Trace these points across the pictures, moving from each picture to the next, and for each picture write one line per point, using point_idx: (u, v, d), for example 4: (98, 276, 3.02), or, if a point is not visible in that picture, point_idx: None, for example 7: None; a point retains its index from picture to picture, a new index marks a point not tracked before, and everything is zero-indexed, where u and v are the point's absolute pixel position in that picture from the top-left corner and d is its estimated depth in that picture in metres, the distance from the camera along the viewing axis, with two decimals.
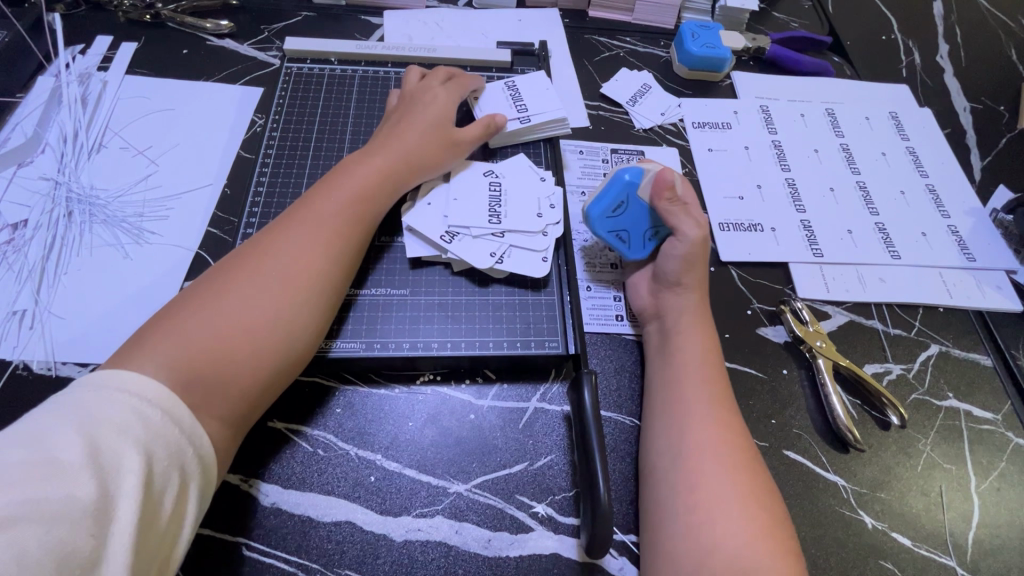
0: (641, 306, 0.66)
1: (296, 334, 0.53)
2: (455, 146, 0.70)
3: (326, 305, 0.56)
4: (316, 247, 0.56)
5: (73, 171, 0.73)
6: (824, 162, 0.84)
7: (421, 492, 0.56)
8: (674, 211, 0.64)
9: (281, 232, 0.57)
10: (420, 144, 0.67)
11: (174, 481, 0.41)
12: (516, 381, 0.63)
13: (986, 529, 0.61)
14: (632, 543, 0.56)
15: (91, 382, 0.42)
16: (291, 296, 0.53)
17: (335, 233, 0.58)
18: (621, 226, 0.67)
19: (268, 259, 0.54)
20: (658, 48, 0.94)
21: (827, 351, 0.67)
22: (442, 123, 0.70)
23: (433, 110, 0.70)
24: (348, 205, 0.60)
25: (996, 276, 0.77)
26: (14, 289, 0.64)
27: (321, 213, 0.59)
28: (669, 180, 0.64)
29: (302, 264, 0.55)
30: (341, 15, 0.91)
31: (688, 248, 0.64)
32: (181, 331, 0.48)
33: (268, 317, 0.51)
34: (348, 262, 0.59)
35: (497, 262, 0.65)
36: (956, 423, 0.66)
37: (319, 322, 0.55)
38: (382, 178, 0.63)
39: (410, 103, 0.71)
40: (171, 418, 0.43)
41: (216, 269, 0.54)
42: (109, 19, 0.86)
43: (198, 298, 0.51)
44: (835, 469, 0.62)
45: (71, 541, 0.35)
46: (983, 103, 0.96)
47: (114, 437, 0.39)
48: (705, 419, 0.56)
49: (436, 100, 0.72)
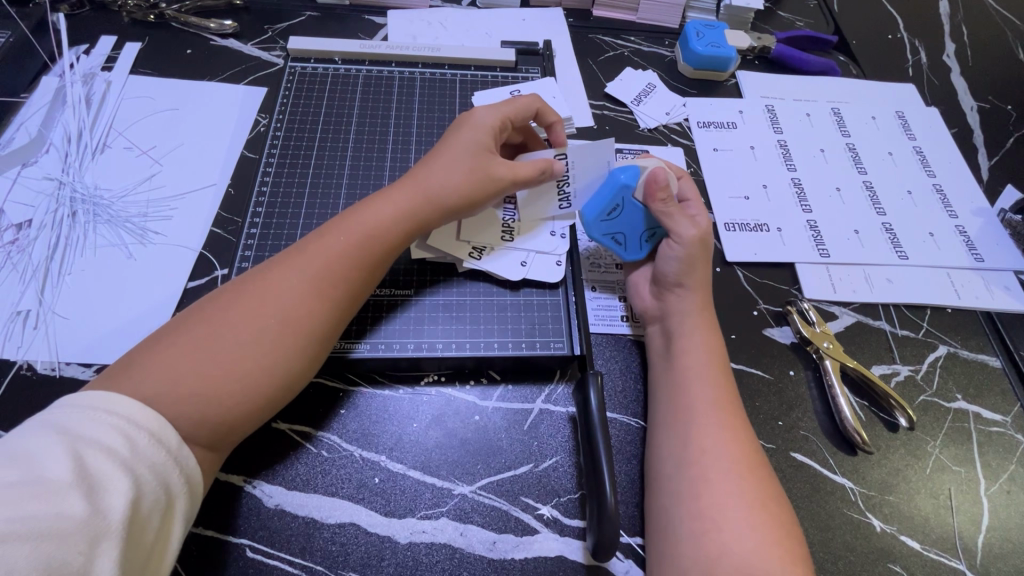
0: (644, 308, 0.66)
1: (287, 379, 0.51)
2: (495, 176, 0.63)
3: (328, 343, 0.54)
4: (319, 290, 0.54)
5: (77, 172, 0.73)
6: (830, 162, 0.84)
7: (425, 494, 0.56)
8: (670, 211, 0.63)
9: (286, 265, 0.54)
10: (446, 175, 0.62)
11: (161, 502, 0.41)
12: (521, 382, 0.63)
13: (996, 532, 0.60)
14: (637, 545, 0.55)
15: (76, 403, 0.42)
16: (283, 337, 0.51)
17: (340, 274, 0.55)
18: (618, 229, 0.66)
19: (268, 296, 0.52)
20: (662, 48, 0.94)
21: (834, 352, 0.66)
22: (479, 155, 0.63)
23: (477, 139, 0.64)
24: (357, 241, 0.57)
25: (1004, 276, 0.76)
26: (18, 290, 0.64)
27: (326, 249, 0.56)
28: (662, 179, 0.63)
29: (304, 308, 0.52)
30: (344, 15, 0.91)
31: (686, 249, 0.63)
32: (170, 364, 0.47)
33: (256, 365, 0.49)
34: (352, 304, 0.56)
35: (525, 271, 0.67)
36: (965, 425, 0.66)
37: (310, 364, 0.53)
38: (397, 215, 0.59)
39: (453, 127, 0.66)
40: (157, 440, 0.42)
41: (220, 294, 0.53)
42: (114, 19, 0.86)
43: (192, 328, 0.49)
44: (843, 471, 0.61)
45: (61, 556, 0.35)
46: (990, 102, 0.95)
47: (101, 457, 0.39)
48: (709, 424, 0.55)
49: (477, 124, 0.65)
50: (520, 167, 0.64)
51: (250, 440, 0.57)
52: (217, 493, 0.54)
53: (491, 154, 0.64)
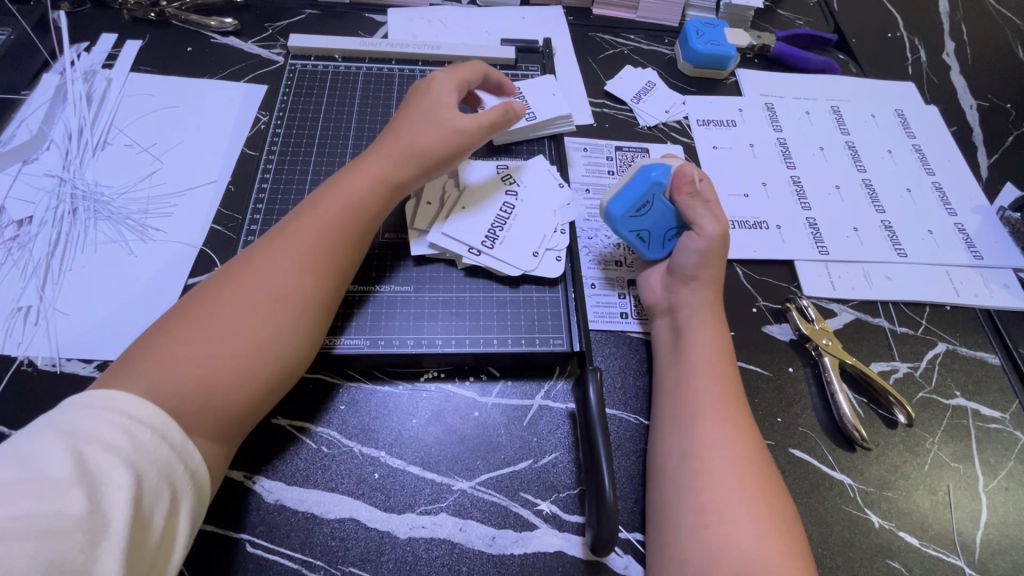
0: (653, 301, 0.66)
1: (285, 353, 0.51)
2: (460, 128, 0.64)
3: (325, 314, 0.55)
4: (307, 261, 0.54)
5: (78, 168, 0.73)
6: (830, 160, 0.84)
7: (424, 489, 0.56)
8: (694, 206, 0.64)
9: (272, 246, 0.55)
10: (416, 134, 0.63)
11: (164, 498, 0.41)
12: (520, 379, 0.63)
13: (995, 529, 0.60)
14: (636, 541, 0.55)
15: (80, 403, 0.43)
16: (274, 310, 0.51)
17: (326, 245, 0.56)
18: (644, 226, 0.65)
19: (256, 275, 0.53)
20: (662, 46, 0.94)
21: (833, 349, 0.66)
22: (440, 108, 0.65)
23: (435, 99, 0.66)
24: (339, 213, 0.58)
25: (1003, 274, 0.76)
26: (18, 286, 0.64)
27: (311, 225, 0.57)
28: (689, 175, 0.65)
29: (292, 280, 0.53)
30: (344, 12, 0.91)
31: (707, 242, 0.63)
32: (168, 354, 0.47)
33: (252, 341, 0.50)
34: (343, 271, 0.57)
35: (528, 266, 0.66)
36: (964, 422, 0.66)
37: (307, 335, 0.53)
38: (376, 183, 0.61)
39: (411, 97, 0.68)
40: (160, 436, 0.43)
41: (208, 283, 0.53)
42: (115, 17, 0.86)
43: (184, 318, 0.50)
44: (842, 467, 0.62)
45: (63, 554, 0.35)
46: (990, 101, 0.95)
47: (103, 455, 0.39)
48: (713, 420, 0.55)
49: (435, 89, 0.67)
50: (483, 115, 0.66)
51: (252, 435, 0.57)
52: (221, 489, 0.54)
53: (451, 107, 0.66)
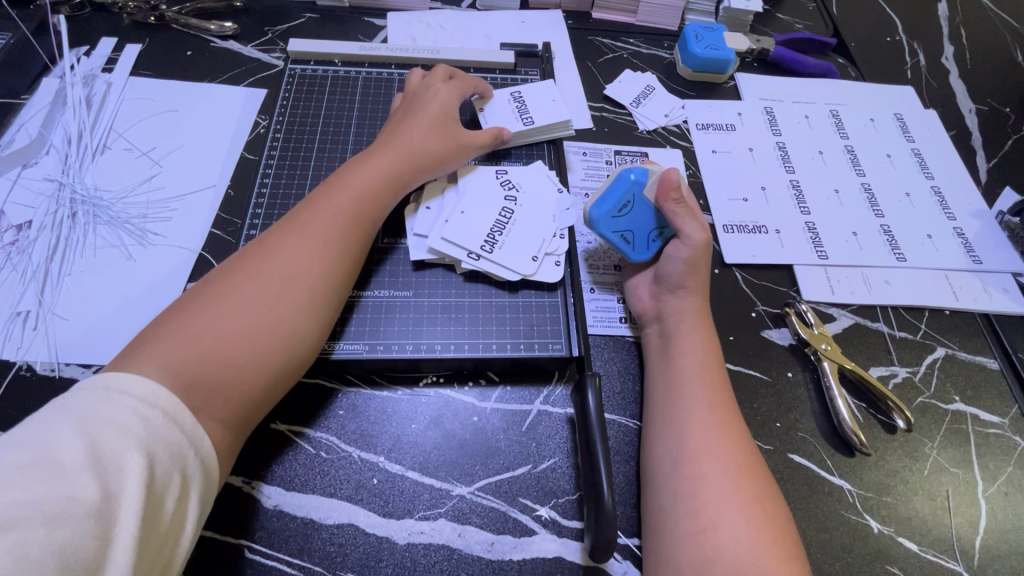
0: (642, 309, 0.66)
1: (298, 335, 0.53)
2: (460, 142, 0.70)
3: (334, 301, 0.57)
4: (318, 248, 0.56)
5: (77, 172, 0.73)
6: (829, 164, 0.84)
7: (423, 495, 0.56)
8: (679, 212, 0.64)
9: (283, 234, 0.57)
10: (421, 139, 0.67)
11: (175, 483, 0.41)
12: (519, 384, 0.63)
13: (994, 535, 0.60)
14: (635, 546, 0.55)
15: (93, 386, 0.42)
16: (288, 293, 0.53)
17: (336, 233, 0.58)
18: (626, 226, 0.66)
19: (269, 260, 0.54)
20: (661, 50, 0.94)
21: (832, 354, 0.66)
22: (442, 118, 0.70)
23: (436, 109, 0.71)
24: (348, 204, 0.60)
25: (1002, 279, 0.76)
26: (18, 290, 0.64)
27: (322, 214, 0.59)
28: (675, 181, 0.64)
29: (304, 265, 0.55)
30: (344, 16, 0.91)
31: (692, 250, 0.63)
32: (184, 333, 0.48)
33: (267, 322, 0.51)
34: (351, 261, 0.59)
35: (528, 268, 0.66)
36: (963, 427, 0.66)
37: (319, 320, 0.55)
38: (383, 179, 0.64)
39: (412, 102, 0.72)
40: (172, 420, 0.43)
41: (219, 271, 0.54)
42: (115, 21, 0.86)
43: (199, 301, 0.51)
44: (841, 472, 0.62)
45: (75, 540, 0.35)
46: (989, 105, 0.95)
47: (116, 439, 0.39)
48: (704, 425, 0.55)
49: (440, 99, 0.72)
50: (479, 133, 0.72)
51: (250, 440, 0.57)
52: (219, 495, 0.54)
53: (452, 120, 0.71)
